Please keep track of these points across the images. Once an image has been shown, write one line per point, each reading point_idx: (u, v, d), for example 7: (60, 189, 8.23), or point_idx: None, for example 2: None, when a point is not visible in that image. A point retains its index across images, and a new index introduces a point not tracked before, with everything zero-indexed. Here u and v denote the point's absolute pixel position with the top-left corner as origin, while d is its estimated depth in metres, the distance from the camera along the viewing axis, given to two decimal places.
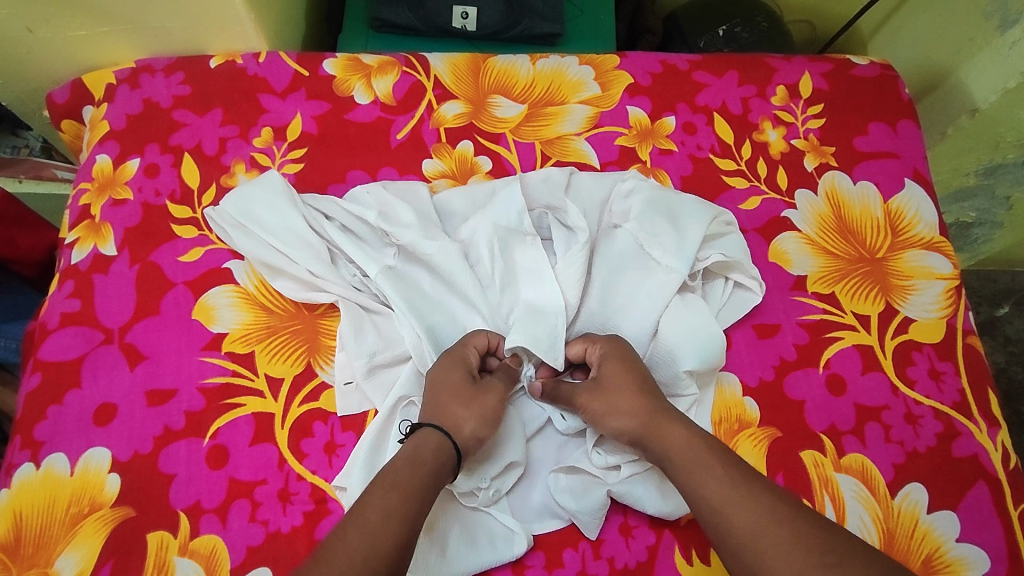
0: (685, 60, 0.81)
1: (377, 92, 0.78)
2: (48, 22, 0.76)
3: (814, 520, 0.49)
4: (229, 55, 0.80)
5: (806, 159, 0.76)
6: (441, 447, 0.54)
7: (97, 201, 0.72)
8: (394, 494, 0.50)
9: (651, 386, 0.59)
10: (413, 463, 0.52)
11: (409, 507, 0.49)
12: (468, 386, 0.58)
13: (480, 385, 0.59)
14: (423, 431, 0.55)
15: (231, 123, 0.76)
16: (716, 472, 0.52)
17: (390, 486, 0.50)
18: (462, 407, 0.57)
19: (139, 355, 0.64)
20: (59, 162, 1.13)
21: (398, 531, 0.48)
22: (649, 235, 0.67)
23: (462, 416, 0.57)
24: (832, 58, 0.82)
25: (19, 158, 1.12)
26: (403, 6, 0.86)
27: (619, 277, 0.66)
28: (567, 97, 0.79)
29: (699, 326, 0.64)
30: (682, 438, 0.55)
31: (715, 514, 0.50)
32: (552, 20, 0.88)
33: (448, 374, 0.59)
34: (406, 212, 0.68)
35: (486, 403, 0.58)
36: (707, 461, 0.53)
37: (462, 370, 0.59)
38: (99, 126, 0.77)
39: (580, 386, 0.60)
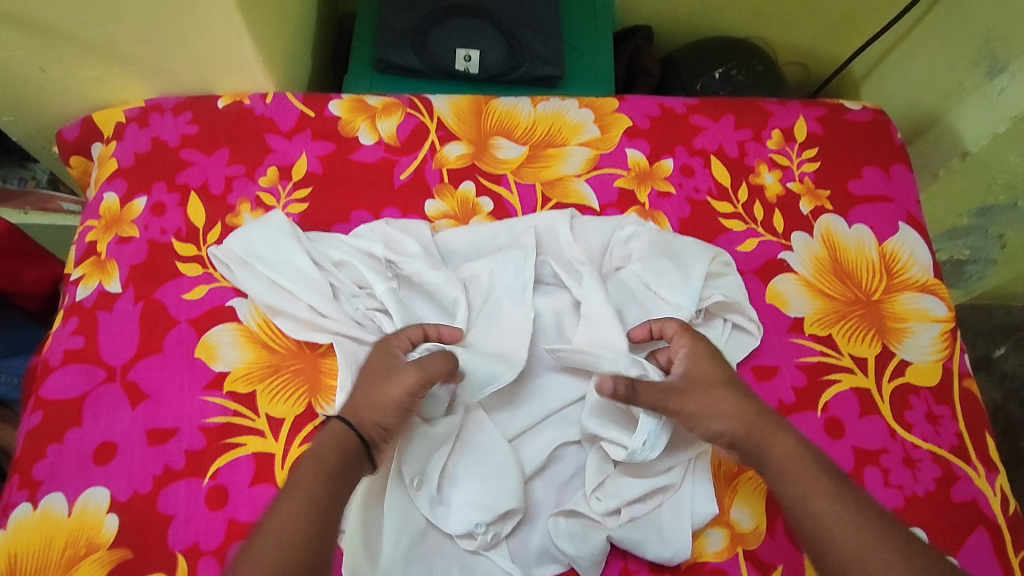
0: (682, 104, 0.83)
1: (382, 133, 0.79)
2: (62, 62, 0.78)
3: (926, 552, 0.50)
4: (237, 95, 0.81)
5: (801, 202, 0.78)
6: (345, 442, 0.53)
7: (103, 238, 0.73)
8: (300, 493, 0.49)
9: (744, 389, 0.59)
10: (319, 457, 0.52)
11: (320, 507, 0.49)
12: (383, 373, 0.57)
13: (392, 371, 0.57)
14: (330, 429, 0.55)
15: (237, 162, 0.77)
16: (828, 490, 0.52)
17: (298, 485, 0.50)
18: (374, 398, 0.56)
19: (141, 394, 0.64)
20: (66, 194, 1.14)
21: (304, 531, 0.48)
22: (654, 275, 0.69)
23: (374, 407, 0.55)
24: (825, 102, 0.84)
25: (26, 191, 1.14)
26: (408, 49, 0.87)
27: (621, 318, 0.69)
28: (568, 139, 0.80)
29: None
30: (788, 444, 0.55)
31: (822, 532, 0.50)
32: (553, 64, 0.90)
33: (374, 363, 0.58)
34: (413, 247, 0.70)
35: (390, 392, 0.56)
36: (815, 477, 0.53)
37: (384, 357, 0.59)
38: (107, 163, 0.78)
39: (678, 382, 0.59)
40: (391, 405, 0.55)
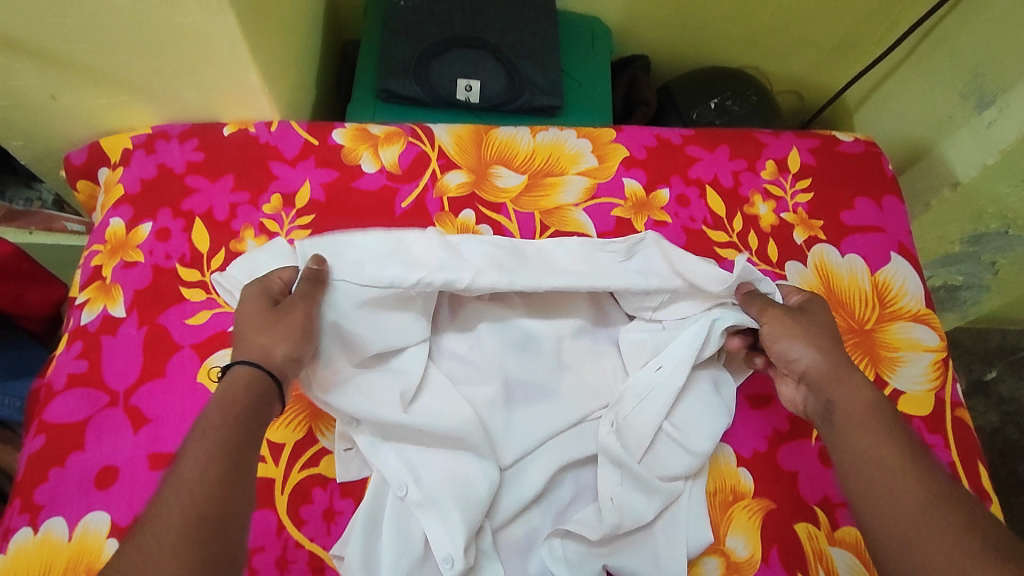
0: (678, 135, 0.85)
1: (384, 161, 0.81)
2: (72, 90, 0.79)
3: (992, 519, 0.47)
4: (243, 123, 0.82)
5: (795, 232, 0.79)
6: (255, 383, 0.53)
7: (108, 263, 0.74)
8: (211, 443, 0.49)
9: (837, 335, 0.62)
10: (220, 407, 0.51)
11: (232, 454, 0.49)
12: (266, 311, 0.58)
13: (281, 306, 0.58)
14: (233, 371, 0.54)
15: (242, 189, 0.78)
16: (896, 443, 0.53)
17: (207, 436, 0.49)
18: (266, 334, 0.56)
19: (143, 418, 0.65)
20: (70, 214, 1.16)
21: (220, 477, 0.47)
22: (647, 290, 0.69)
23: (281, 345, 0.56)
24: (818, 134, 0.86)
25: (32, 210, 1.15)
26: (410, 79, 0.89)
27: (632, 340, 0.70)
28: (566, 168, 0.82)
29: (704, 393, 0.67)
30: (867, 396, 0.56)
31: (880, 475, 0.51)
32: (552, 94, 0.91)
33: (251, 305, 0.59)
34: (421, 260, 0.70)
35: (290, 324, 0.57)
36: (881, 430, 0.54)
37: (263, 299, 0.59)
38: (114, 189, 0.79)
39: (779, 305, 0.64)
40: (287, 337, 0.57)
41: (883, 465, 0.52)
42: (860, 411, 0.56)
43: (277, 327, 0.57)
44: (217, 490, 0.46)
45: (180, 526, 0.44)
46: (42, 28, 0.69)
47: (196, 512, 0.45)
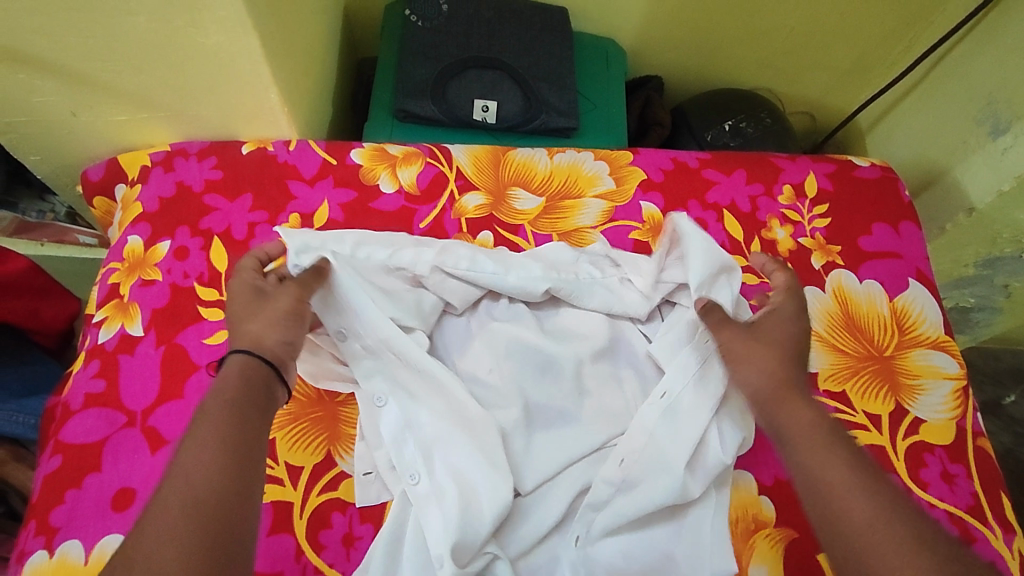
0: (695, 158, 0.85)
1: (402, 182, 0.81)
2: (91, 108, 0.79)
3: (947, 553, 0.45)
4: (261, 141, 0.82)
5: (813, 257, 0.79)
6: (250, 372, 0.54)
7: (126, 281, 0.74)
8: (208, 430, 0.49)
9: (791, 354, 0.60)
10: (217, 398, 0.51)
11: (232, 449, 0.48)
12: (254, 299, 0.61)
13: (269, 292, 0.61)
14: (228, 361, 0.55)
15: (260, 208, 0.78)
16: (842, 462, 0.50)
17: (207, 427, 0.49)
18: (260, 321, 0.58)
19: (160, 439, 0.65)
20: (82, 227, 1.16)
21: (221, 464, 0.47)
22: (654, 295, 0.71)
23: (271, 331, 0.58)
24: (834, 159, 0.86)
25: (47, 222, 1.16)
26: (428, 100, 0.89)
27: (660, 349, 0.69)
28: (583, 191, 0.82)
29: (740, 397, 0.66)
30: (809, 416, 0.54)
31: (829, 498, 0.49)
32: (568, 116, 0.92)
33: (238, 296, 0.61)
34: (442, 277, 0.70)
35: (276, 306, 0.59)
36: (830, 446, 0.51)
37: (252, 289, 0.62)
38: (133, 207, 0.79)
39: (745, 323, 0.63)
40: (276, 320, 0.58)
41: (837, 476, 0.49)
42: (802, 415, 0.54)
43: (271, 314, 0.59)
44: (218, 482, 0.46)
45: (178, 514, 0.44)
46: (65, 48, 0.69)
47: (191, 500, 0.45)
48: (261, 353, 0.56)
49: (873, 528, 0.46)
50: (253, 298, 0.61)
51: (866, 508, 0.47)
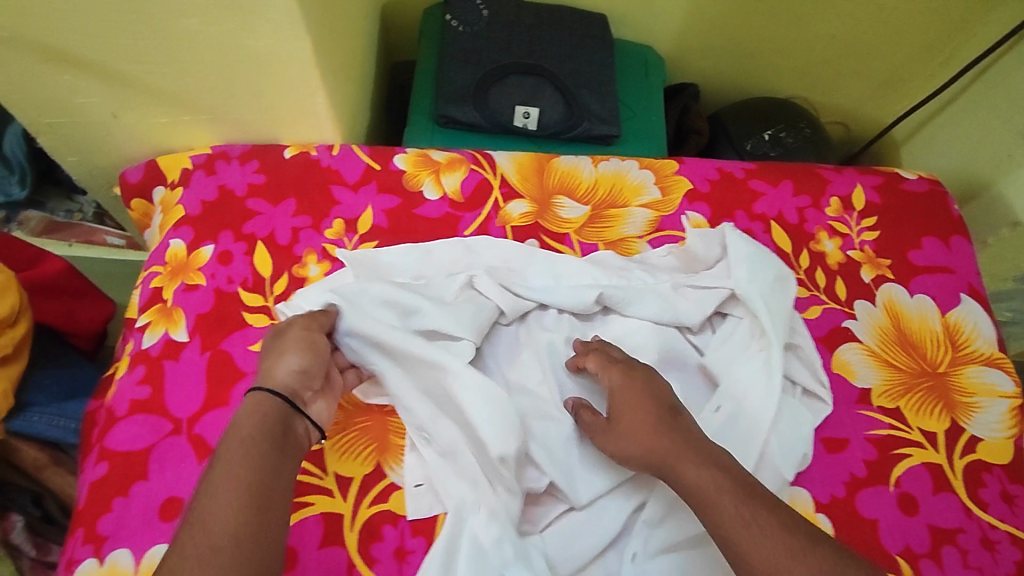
0: (741, 168, 0.84)
1: (446, 188, 0.80)
2: (133, 109, 0.78)
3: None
4: (303, 146, 0.81)
5: (863, 270, 0.79)
6: (271, 410, 0.54)
7: (169, 285, 0.73)
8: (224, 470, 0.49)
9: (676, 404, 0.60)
10: (235, 440, 0.51)
11: (258, 491, 0.48)
12: (275, 340, 0.61)
13: (287, 336, 0.61)
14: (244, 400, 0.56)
15: (304, 213, 0.77)
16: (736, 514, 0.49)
17: (233, 468, 0.49)
18: (280, 361, 0.58)
19: (208, 449, 0.64)
20: (110, 226, 1.14)
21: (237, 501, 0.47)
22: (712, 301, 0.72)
23: (291, 368, 0.58)
24: (882, 171, 0.85)
25: (74, 222, 1.14)
26: (470, 105, 0.88)
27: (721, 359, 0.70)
28: (629, 200, 0.81)
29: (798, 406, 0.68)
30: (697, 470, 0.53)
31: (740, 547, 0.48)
32: (610, 123, 0.90)
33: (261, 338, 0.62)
34: (491, 283, 0.71)
35: (292, 340, 0.60)
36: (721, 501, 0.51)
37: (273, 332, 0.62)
38: (174, 211, 0.78)
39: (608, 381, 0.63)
40: (292, 363, 0.58)
41: (733, 510, 0.50)
42: (693, 461, 0.54)
43: (289, 357, 0.59)
44: (245, 526, 0.46)
45: (199, 558, 0.44)
46: (112, 50, 0.68)
47: (212, 543, 0.45)
48: (276, 389, 0.56)
49: (784, 560, 0.47)
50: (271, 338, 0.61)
51: (766, 541, 0.48)
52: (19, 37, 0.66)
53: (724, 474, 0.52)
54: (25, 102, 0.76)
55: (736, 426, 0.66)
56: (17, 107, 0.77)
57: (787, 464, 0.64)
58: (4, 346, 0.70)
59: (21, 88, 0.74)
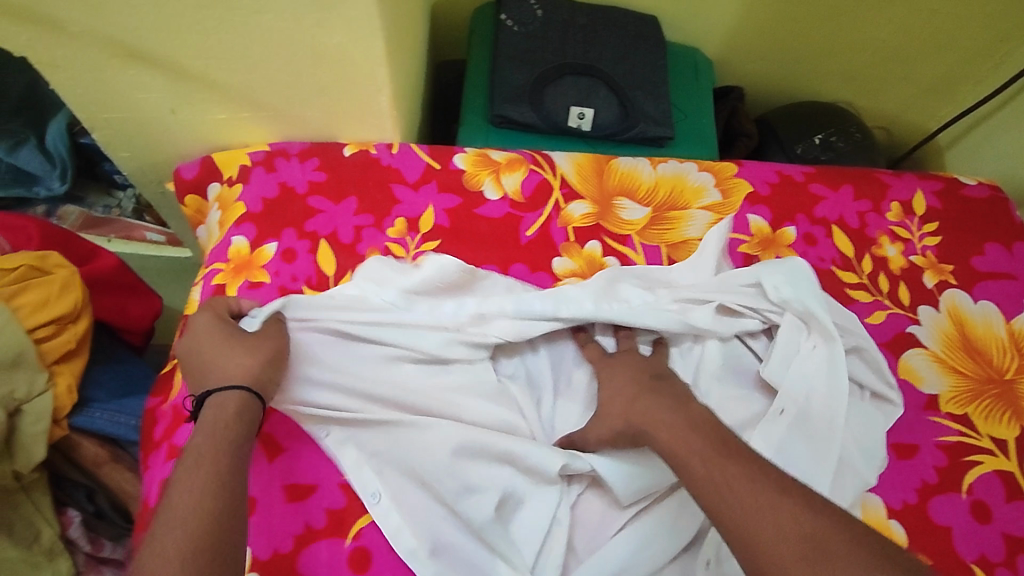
0: (801, 172, 0.84)
1: (506, 188, 0.80)
2: (192, 105, 0.77)
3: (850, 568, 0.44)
4: (363, 144, 0.81)
5: (926, 276, 0.79)
6: (240, 409, 0.55)
7: (233, 282, 0.72)
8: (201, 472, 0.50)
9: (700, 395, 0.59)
10: (207, 431, 0.53)
11: (223, 483, 0.49)
12: (240, 336, 0.61)
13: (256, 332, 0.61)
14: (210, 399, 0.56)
15: (366, 212, 0.76)
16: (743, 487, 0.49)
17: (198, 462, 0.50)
18: (245, 356, 0.59)
19: (278, 447, 0.64)
20: (149, 222, 1.12)
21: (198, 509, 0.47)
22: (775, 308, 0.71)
23: (261, 369, 0.58)
24: (941, 176, 0.86)
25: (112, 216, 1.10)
26: (526, 106, 0.87)
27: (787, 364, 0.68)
28: (690, 202, 0.81)
29: (860, 418, 0.67)
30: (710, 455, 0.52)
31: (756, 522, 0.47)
32: (665, 125, 0.89)
33: (209, 333, 0.61)
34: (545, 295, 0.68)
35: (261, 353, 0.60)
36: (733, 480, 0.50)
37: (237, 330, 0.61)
38: (234, 208, 0.77)
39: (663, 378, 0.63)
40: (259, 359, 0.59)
41: (701, 471, 0.52)
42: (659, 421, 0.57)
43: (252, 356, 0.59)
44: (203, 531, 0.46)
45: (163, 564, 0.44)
46: (182, 44, 0.67)
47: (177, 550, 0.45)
48: (246, 385, 0.57)
49: (748, 517, 0.47)
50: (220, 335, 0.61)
51: (733, 499, 0.49)
52: (89, 32, 0.66)
53: (695, 436, 0.54)
54: (86, 97, 0.75)
55: (810, 430, 0.65)
56: (77, 102, 0.76)
57: (869, 469, 0.64)
58: (66, 342, 0.70)
59: (84, 83, 0.73)
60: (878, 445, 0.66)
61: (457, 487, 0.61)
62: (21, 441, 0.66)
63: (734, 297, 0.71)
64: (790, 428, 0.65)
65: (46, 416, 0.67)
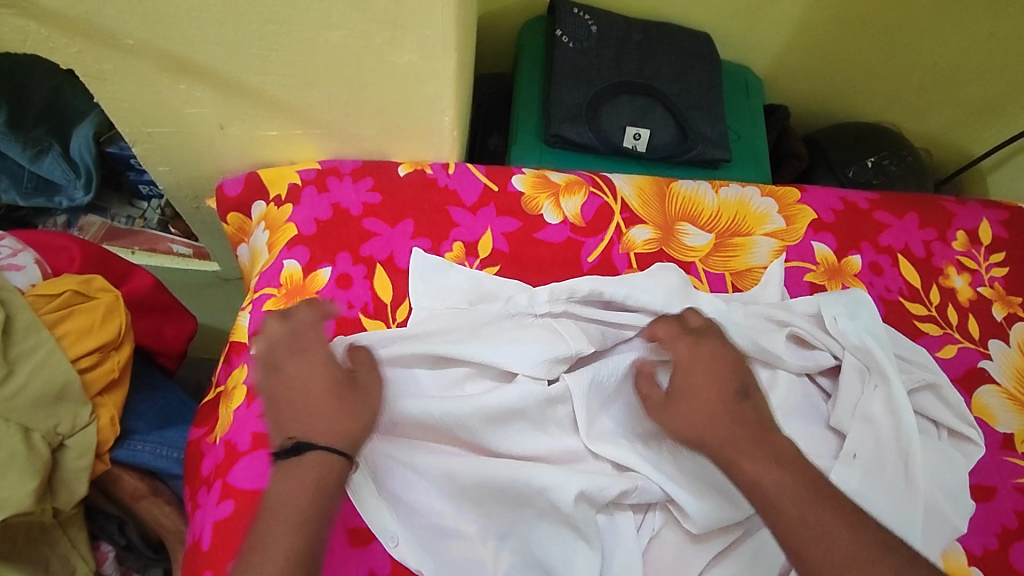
0: (864, 199, 0.82)
1: (567, 213, 0.77)
2: (242, 121, 0.73)
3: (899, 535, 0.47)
4: (417, 163, 0.78)
5: (994, 308, 0.77)
6: (323, 476, 0.52)
7: (285, 309, 0.69)
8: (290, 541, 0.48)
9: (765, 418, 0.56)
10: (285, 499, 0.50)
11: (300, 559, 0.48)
12: (343, 390, 0.57)
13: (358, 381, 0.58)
14: (312, 453, 0.53)
15: (422, 236, 0.73)
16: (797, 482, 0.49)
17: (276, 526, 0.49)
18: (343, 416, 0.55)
19: None
20: (175, 234, 1.02)
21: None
22: (852, 338, 0.66)
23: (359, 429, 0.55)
24: (1005, 205, 0.85)
25: (134, 229, 1.02)
26: (584, 125, 0.86)
27: (863, 398, 0.64)
28: (753, 228, 0.78)
29: (940, 458, 0.64)
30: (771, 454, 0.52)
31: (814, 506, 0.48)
32: (722, 147, 0.88)
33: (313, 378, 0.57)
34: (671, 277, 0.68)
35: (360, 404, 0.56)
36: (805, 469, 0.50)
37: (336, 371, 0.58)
38: (283, 229, 0.74)
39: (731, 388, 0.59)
40: (344, 411, 0.55)
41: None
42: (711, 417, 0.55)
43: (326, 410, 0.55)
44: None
45: None
46: (239, 59, 0.64)
47: None
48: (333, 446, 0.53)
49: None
50: (317, 370, 0.57)
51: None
52: (143, 45, 0.62)
53: None
54: (131, 111, 0.71)
55: (883, 469, 0.61)
56: (119, 115, 0.72)
57: (959, 515, 0.61)
58: (109, 371, 0.66)
59: (130, 96, 0.69)
60: (964, 488, 0.63)
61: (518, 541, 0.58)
62: (63, 478, 0.62)
63: (807, 326, 0.67)
64: (864, 474, 0.60)
65: (90, 451, 0.63)
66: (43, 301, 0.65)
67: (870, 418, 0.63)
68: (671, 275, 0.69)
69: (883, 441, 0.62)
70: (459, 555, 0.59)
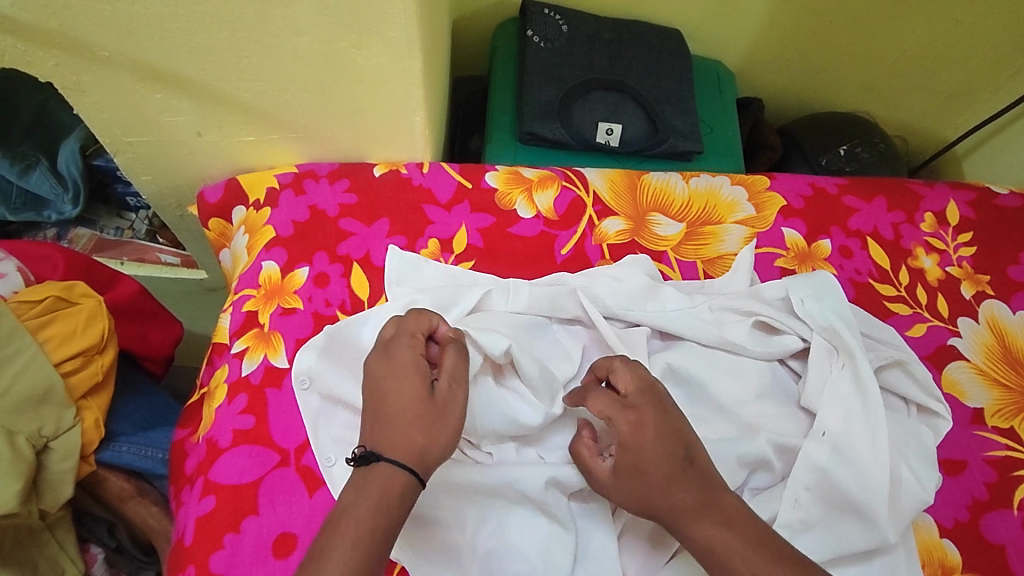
0: (833, 184, 0.83)
1: (539, 207, 0.78)
2: (220, 128, 0.75)
3: None
4: (392, 164, 0.79)
5: (963, 287, 0.78)
6: (386, 492, 0.48)
7: (264, 309, 0.70)
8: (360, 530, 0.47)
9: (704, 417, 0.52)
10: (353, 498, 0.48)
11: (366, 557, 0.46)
12: (424, 405, 0.51)
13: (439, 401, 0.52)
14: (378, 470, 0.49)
15: (399, 234, 0.75)
16: None
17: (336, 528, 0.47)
18: (420, 432, 0.50)
19: (318, 480, 0.62)
20: (163, 244, 1.04)
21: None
22: (819, 322, 0.67)
23: (416, 439, 0.50)
24: (974, 186, 0.86)
25: (123, 239, 1.03)
26: (556, 122, 0.88)
27: (828, 380, 0.65)
28: (724, 217, 0.80)
29: (907, 434, 0.65)
30: None
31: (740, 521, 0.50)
32: (693, 139, 0.90)
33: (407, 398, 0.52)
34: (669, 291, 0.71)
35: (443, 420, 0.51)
36: None
37: (418, 380, 0.52)
38: (262, 232, 0.75)
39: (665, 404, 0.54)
40: (418, 431, 0.50)
41: None
42: None
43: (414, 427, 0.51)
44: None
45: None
46: (213, 67, 0.66)
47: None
48: (405, 465, 0.49)
49: None
50: (409, 382, 0.52)
51: None
52: (119, 56, 0.64)
53: None
54: (112, 121, 0.73)
55: (851, 448, 0.62)
56: (100, 126, 0.74)
57: (928, 489, 0.62)
58: (94, 374, 0.68)
59: (109, 107, 0.71)
60: (932, 462, 0.64)
61: (491, 528, 0.59)
62: (49, 480, 0.64)
63: (771, 313, 0.68)
64: (832, 452, 0.61)
65: (74, 453, 0.64)
66: (25, 307, 0.66)
67: (840, 400, 0.63)
68: (639, 273, 0.72)
69: (851, 421, 0.63)
70: (432, 540, 0.59)
